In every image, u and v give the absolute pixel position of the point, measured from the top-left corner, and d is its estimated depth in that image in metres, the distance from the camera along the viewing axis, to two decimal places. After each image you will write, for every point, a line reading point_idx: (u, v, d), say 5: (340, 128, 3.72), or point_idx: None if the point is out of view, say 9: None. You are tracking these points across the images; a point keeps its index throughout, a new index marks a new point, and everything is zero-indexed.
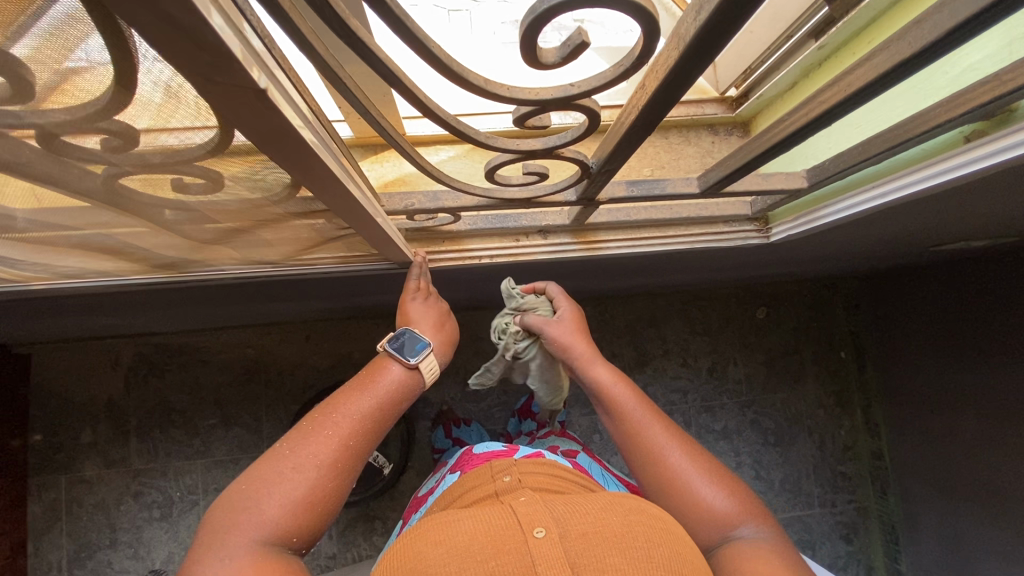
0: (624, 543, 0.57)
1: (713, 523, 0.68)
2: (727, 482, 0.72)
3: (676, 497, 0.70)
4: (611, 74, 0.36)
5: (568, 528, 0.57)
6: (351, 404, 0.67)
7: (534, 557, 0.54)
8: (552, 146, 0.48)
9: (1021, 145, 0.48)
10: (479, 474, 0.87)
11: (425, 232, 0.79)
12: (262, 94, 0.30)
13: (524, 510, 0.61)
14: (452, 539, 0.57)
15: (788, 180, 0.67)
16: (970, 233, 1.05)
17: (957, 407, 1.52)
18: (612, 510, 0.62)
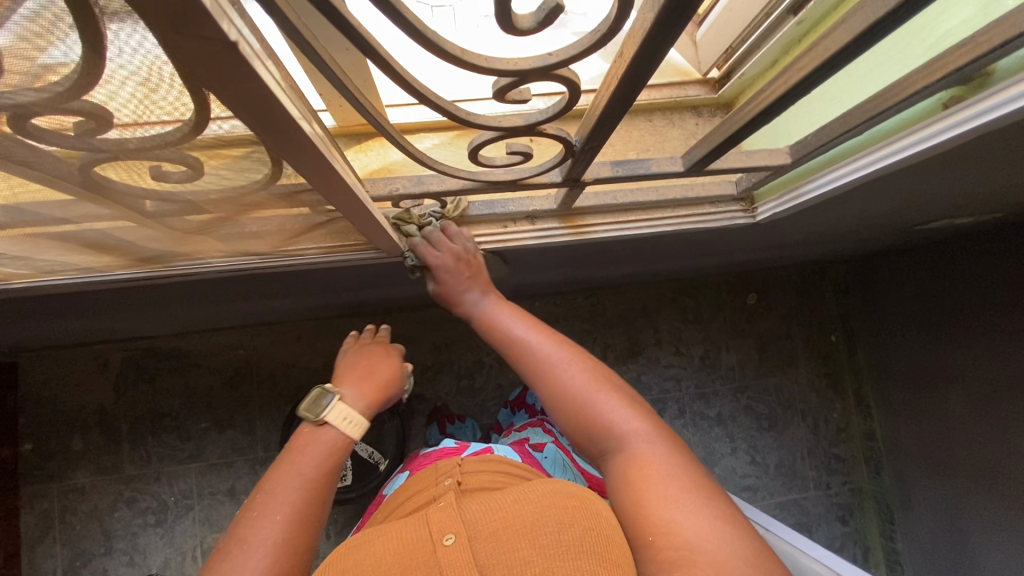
0: (534, 532, 0.55)
1: (607, 438, 0.67)
2: (623, 397, 0.70)
3: (575, 419, 0.70)
4: (588, 42, 0.36)
5: (477, 529, 0.56)
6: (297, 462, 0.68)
7: (441, 565, 0.52)
8: (534, 121, 0.48)
9: (999, 108, 0.48)
10: (423, 479, 0.85)
11: (412, 221, 0.79)
12: (234, 48, 0.29)
13: (433, 518, 0.59)
14: (359, 564, 0.55)
15: (772, 156, 0.67)
16: (953, 209, 1.06)
17: (947, 384, 1.53)
18: (524, 500, 0.59)
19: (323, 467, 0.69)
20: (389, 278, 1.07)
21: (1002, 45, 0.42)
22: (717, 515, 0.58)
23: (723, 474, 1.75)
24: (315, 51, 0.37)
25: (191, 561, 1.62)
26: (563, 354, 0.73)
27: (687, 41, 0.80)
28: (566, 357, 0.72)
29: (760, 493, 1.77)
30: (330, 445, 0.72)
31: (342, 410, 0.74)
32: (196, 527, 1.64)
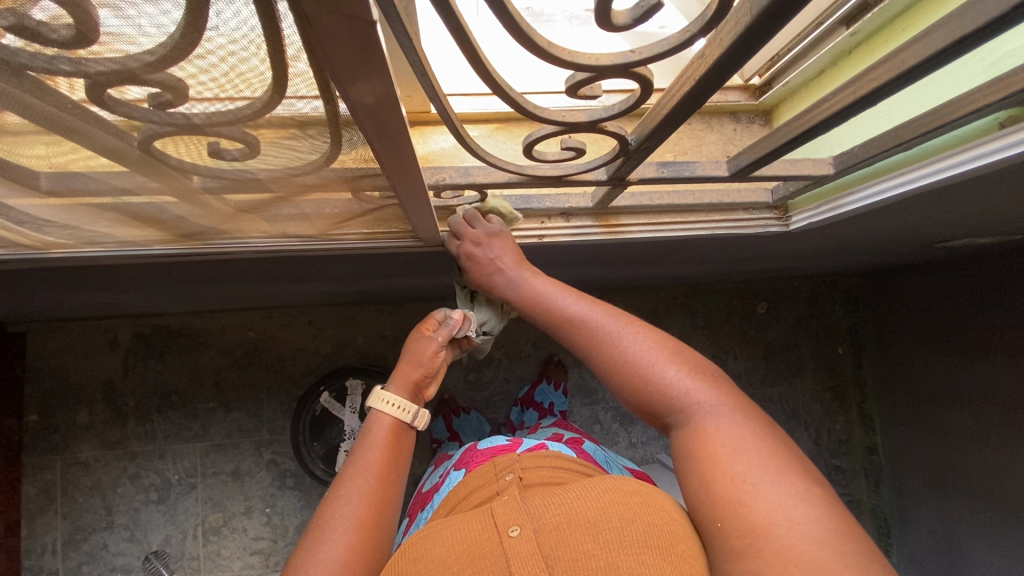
0: (597, 527, 0.62)
1: (673, 413, 0.66)
2: (685, 364, 0.68)
3: (641, 397, 0.68)
4: (673, 41, 0.36)
5: (541, 522, 0.63)
6: (355, 468, 0.80)
7: (509, 556, 0.60)
8: (597, 118, 0.48)
9: None
10: (483, 474, 0.91)
11: (447, 212, 0.80)
12: (372, 27, 0.30)
13: (501, 511, 0.67)
14: (432, 554, 0.64)
15: (815, 166, 0.67)
16: (975, 229, 1.07)
17: (954, 404, 1.54)
18: (586, 497, 0.66)
19: (376, 479, 0.79)
20: (413, 267, 1.07)
21: None
22: (793, 492, 0.56)
23: None
24: (403, 36, 0.37)
25: (192, 539, 1.63)
26: (618, 326, 0.71)
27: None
28: (623, 331, 0.70)
29: None
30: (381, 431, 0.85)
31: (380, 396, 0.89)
32: (199, 506, 1.64)
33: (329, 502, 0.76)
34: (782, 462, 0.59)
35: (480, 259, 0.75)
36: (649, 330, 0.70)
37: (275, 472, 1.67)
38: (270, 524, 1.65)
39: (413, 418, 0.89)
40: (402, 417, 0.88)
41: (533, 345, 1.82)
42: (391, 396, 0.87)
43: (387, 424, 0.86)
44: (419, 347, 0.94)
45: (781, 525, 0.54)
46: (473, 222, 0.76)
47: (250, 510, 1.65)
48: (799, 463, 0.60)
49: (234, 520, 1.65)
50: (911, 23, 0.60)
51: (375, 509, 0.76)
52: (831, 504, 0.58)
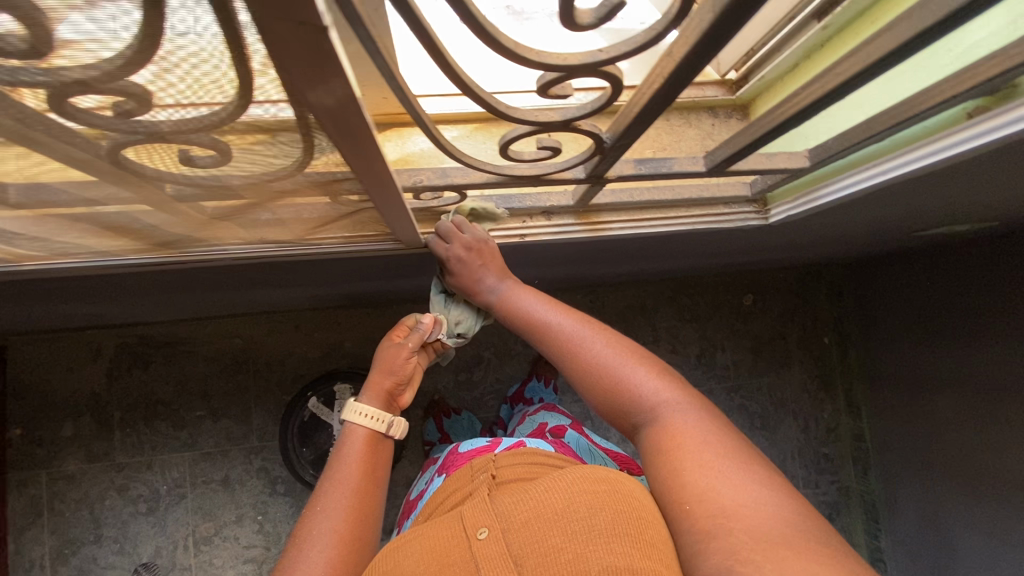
0: (565, 520, 0.63)
1: (641, 412, 0.73)
2: (653, 369, 0.76)
3: (612, 399, 0.75)
4: (640, 40, 0.36)
5: (508, 521, 0.64)
6: (331, 482, 0.84)
7: (477, 559, 0.61)
8: (570, 117, 0.48)
9: None
10: (461, 477, 0.93)
11: (429, 213, 0.79)
12: (324, 30, 0.31)
13: (470, 513, 0.68)
14: (403, 562, 0.65)
15: (791, 160, 0.68)
16: (953, 217, 1.08)
17: (937, 389, 1.57)
18: (555, 489, 0.66)
19: (353, 493, 0.83)
20: (397, 269, 1.07)
21: None
22: (752, 479, 0.62)
23: None
24: (367, 38, 0.36)
25: (183, 549, 1.61)
26: (592, 336, 0.78)
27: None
28: (597, 341, 0.78)
29: None
30: (356, 444, 0.90)
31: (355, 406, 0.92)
32: (189, 516, 1.62)
33: (307, 519, 0.80)
34: (738, 453, 0.65)
35: (465, 271, 0.79)
36: (622, 341, 0.78)
37: (266, 478, 1.66)
38: (261, 531, 1.64)
39: (388, 427, 0.93)
40: (378, 428, 0.92)
41: (522, 344, 1.82)
42: (364, 408, 0.91)
43: (361, 436, 0.91)
44: (391, 356, 0.96)
45: (739, 506, 0.59)
46: (465, 228, 0.77)
47: (242, 518, 1.64)
48: (755, 456, 0.65)
49: (225, 528, 1.63)
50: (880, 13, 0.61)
51: (353, 522, 0.80)
52: (789, 491, 0.62)
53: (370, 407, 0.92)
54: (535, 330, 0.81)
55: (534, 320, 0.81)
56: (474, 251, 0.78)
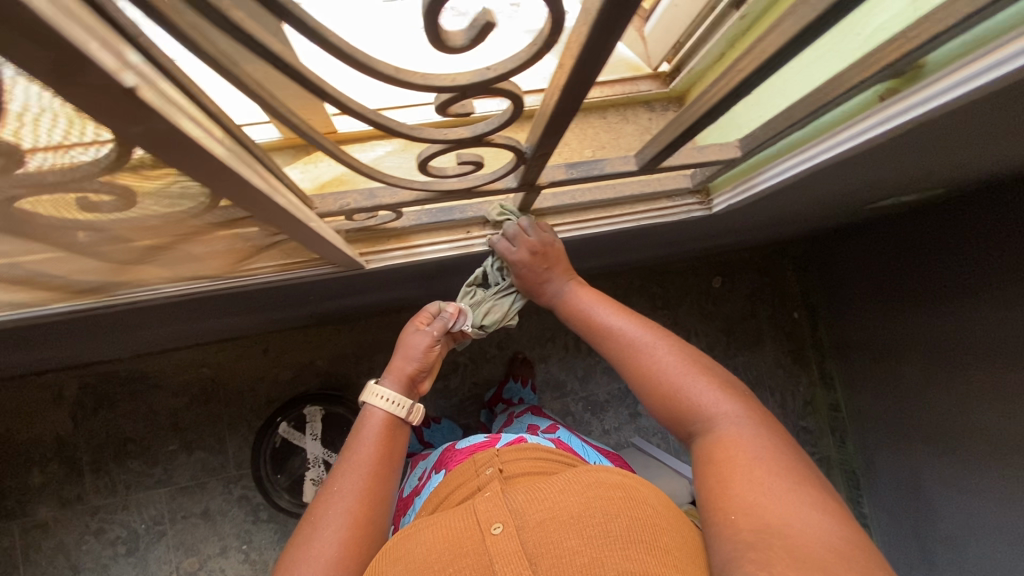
0: (581, 524, 0.65)
1: (693, 418, 0.69)
2: (715, 378, 0.71)
3: (665, 402, 0.71)
4: (524, 55, 0.35)
5: (524, 520, 0.66)
6: (349, 461, 0.81)
7: (491, 554, 0.63)
8: (480, 133, 0.47)
9: (932, 100, 0.49)
10: (463, 471, 0.94)
11: (368, 232, 0.74)
12: (136, 93, 0.29)
13: (483, 508, 0.70)
14: (414, 553, 0.67)
15: (723, 151, 0.68)
16: (898, 188, 1.10)
17: (905, 354, 1.60)
18: (570, 493, 0.69)
19: (371, 475, 0.80)
20: (353, 287, 1.05)
21: (928, 42, 0.44)
22: (808, 503, 0.57)
23: None
24: None
25: None
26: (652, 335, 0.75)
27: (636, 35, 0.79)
28: (657, 341, 0.74)
29: None
30: (376, 424, 0.86)
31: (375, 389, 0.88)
32: (171, 553, 1.59)
33: (326, 494, 0.78)
34: (799, 475, 0.60)
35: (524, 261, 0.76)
36: (686, 343, 0.74)
37: (248, 507, 1.62)
38: (248, 561, 1.61)
39: (407, 414, 0.88)
40: (398, 413, 0.87)
41: (497, 346, 1.81)
42: (384, 392, 0.86)
43: (382, 417, 0.86)
44: (413, 339, 0.92)
45: (791, 526, 0.55)
46: (528, 228, 0.74)
47: (226, 549, 1.61)
48: (822, 485, 0.60)
49: (210, 562, 1.60)
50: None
51: (369, 506, 0.77)
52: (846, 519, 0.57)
53: (390, 392, 0.87)
54: (593, 330, 0.79)
55: (589, 320, 0.79)
56: (536, 252, 0.75)
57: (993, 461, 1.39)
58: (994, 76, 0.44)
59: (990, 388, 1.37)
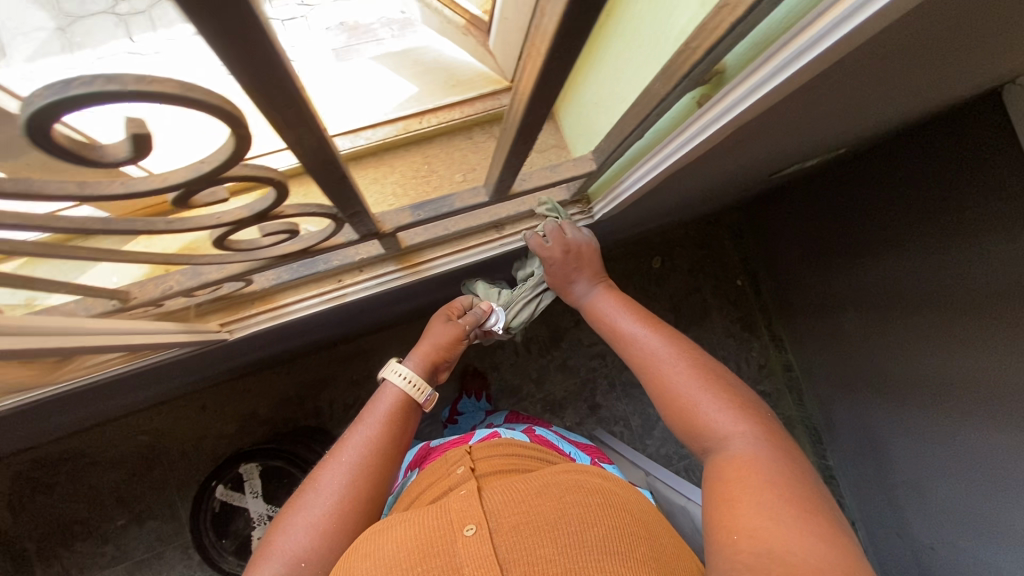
0: (558, 531, 0.62)
1: (707, 437, 0.65)
2: (735, 400, 0.66)
3: (681, 417, 0.68)
4: (226, 148, 0.32)
5: (498, 524, 0.64)
6: (356, 436, 0.83)
7: (461, 556, 0.60)
8: (259, 210, 0.42)
9: (735, 107, 0.47)
10: (434, 470, 0.90)
11: (225, 300, 0.70)
12: None
13: (456, 509, 0.67)
14: (381, 553, 0.64)
15: (579, 165, 0.66)
16: (795, 156, 1.09)
17: (842, 309, 1.60)
18: (548, 499, 0.67)
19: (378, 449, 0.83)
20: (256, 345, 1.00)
21: (709, 52, 0.40)
22: (817, 535, 0.50)
23: (661, 436, 1.83)
24: None
25: None
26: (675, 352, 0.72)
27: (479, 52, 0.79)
28: (680, 360, 0.71)
29: None
30: (389, 402, 0.88)
31: (394, 366, 0.91)
32: None
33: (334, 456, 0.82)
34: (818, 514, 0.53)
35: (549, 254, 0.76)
36: (714, 365, 0.71)
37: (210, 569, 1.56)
38: None
39: (423, 400, 0.91)
40: (415, 396, 0.90)
41: None
42: (404, 369, 0.90)
43: (396, 394, 0.89)
44: (441, 328, 0.99)
45: (796, 554, 0.49)
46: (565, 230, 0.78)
47: None
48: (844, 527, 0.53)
49: None
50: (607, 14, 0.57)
51: (371, 480, 0.80)
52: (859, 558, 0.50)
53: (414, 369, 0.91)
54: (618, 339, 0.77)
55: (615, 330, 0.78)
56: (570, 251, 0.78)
57: (928, 406, 1.39)
58: (784, 79, 0.41)
59: (915, 335, 1.37)
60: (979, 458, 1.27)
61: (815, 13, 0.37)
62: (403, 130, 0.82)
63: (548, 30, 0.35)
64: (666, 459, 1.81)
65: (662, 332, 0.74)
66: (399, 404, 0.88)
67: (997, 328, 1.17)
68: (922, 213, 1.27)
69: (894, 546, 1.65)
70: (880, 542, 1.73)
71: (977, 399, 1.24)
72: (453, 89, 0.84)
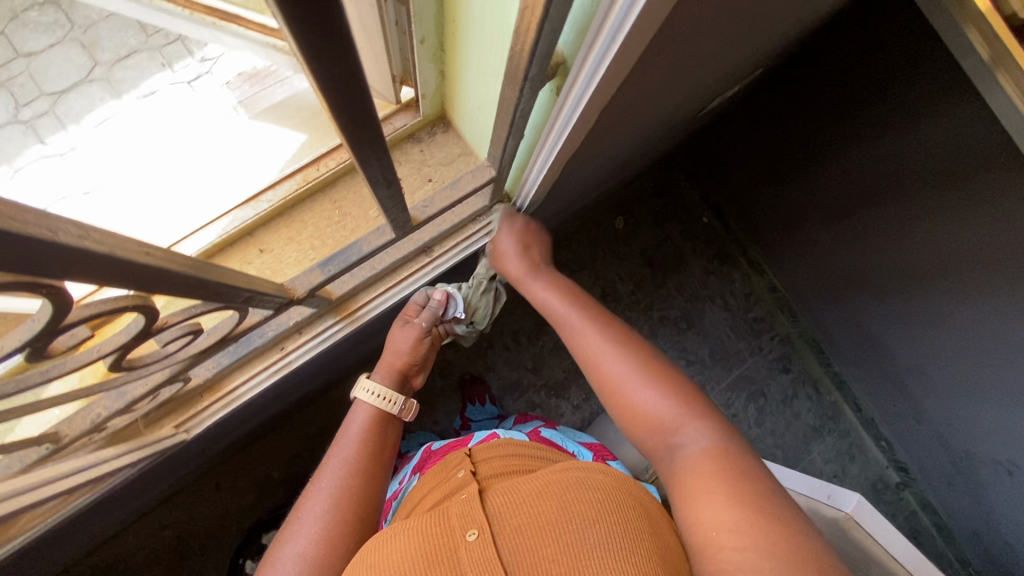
0: (559, 526, 0.58)
1: (662, 434, 0.71)
2: (673, 391, 0.73)
3: (631, 410, 0.74)
4: (47, 306, 0.31)
5: (501, 525, 0.59)
6: (334, 457, 0.82)
7: (464, 563, 0.56)
8: (136, 331, 0.41)
9: (584, 93, 0.46)
10: (437, 475, 0.86)
11: (173, 401, 0.70)
12: None
13: (459, 511, 0.63)
14: (386, 560, 0.60)
15: (476, 175, 0.66)
16: (712, 92, 1.07)
17: (807, 221, 1.59)
18: (548, 493, 0.63)
19: (357, 471, 0.81)
20: (236, 425, 0.99)
21: (534, 52, 0.38)
22: (762, 520, 0.57)
23: None
24: None
25: None
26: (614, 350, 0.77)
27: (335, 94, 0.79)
28: (620, 356, 0.77)
29: (709, 386, 1.87)
30: (363, 419, 0.86)
31: (364, 383, 0.89)
32: None
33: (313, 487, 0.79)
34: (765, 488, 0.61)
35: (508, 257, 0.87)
36: (650, 359, 0.77)
37: None
38: None
39: (398, 411, 0.89)
40: (388, 409, 0.88)
41: (441, 376, 1.76)
42: (373, 386, 0.87)
43: (367, 411, 0.87)
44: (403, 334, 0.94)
45: (762, 549, 0.55)
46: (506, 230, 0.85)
47: None
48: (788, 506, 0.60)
49: None
50: (453, 25, 0.56)
51: (357, 503, 0.77)
52: (800, 536, 0.57)
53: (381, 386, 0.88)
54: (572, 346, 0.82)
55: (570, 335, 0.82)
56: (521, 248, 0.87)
57: (911, 295, 1.39)
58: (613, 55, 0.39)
59: (878, 230, 1.36)
60: (970, 331, 1.28)
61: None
62: (303, 181, 0.85)
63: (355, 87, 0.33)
64: None
65: (602, 328, 0.81)
66: (373, 419, 0.87)
67: (948, 209, 1.16)
68: (854, 111, 1.26)
69: (920, 430, 1.67)
70: (905, 430, 1.75)
71: (951, 277, 1.24)
72: None
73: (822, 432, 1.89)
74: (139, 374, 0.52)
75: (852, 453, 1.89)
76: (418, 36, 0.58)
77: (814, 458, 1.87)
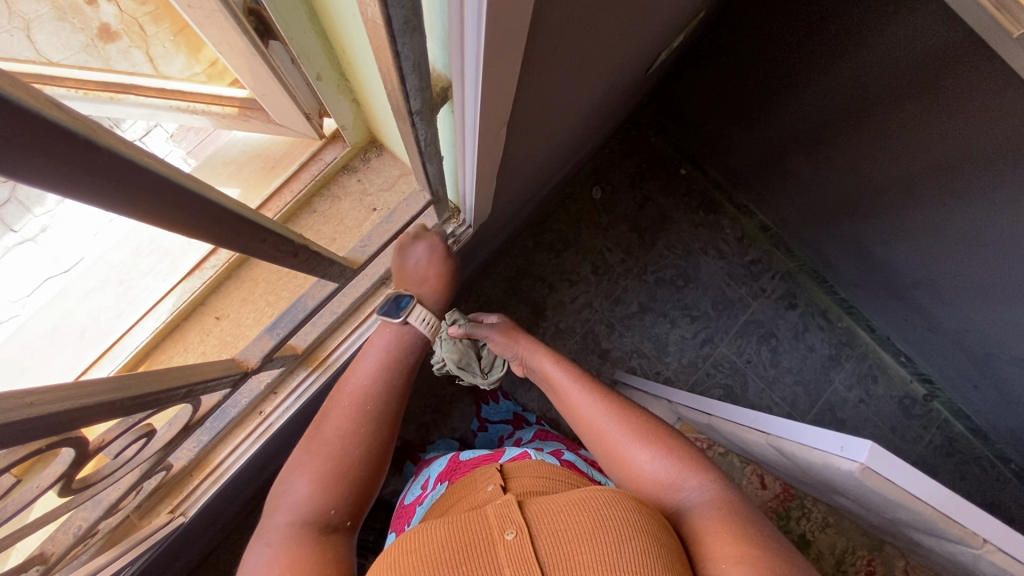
0: (596, 534, 0.57)
1: (662, 491, 0.75)
2: (676, 452, 0.78)
3: (631, 470, 0.79)
4: None
5: (538, 527, 0.58)
6: (366, 372, 0.73)
7: (503, 563, 0.55)
8: (71, 457, 0.40)
9: (475, 115, 0.43)
10: (467, 484, 0.86)
11: (163, 486, 0.70)
12: None
13: (494, 512, 0.62)
14: (425, 548, 0.57)
15: (411, 206, 0.73)
16: (655, 46, 1.02)
17: (785, 154, 1.53)
18: (586, 504, 0.61)
19: (393, 399, 0.74)
20: (244, 484, 0.99)
21: (405, 89, 0.34)
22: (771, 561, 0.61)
23: (677, 348, 1.82)
24: None
25: None
26: (620, 415, 0.83)
27: (259, 144, 0.76)
28: (625, 420, 0.83)
29: (717, 338, 1.84)
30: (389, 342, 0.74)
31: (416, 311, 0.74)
32: None
33: (346, 397, 0.72)
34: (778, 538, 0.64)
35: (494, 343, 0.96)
36: (656, 425, 0.83)
37: None
38: None
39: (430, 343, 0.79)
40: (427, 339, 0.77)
41: (450, 382, 1.75)
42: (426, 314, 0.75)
43: (411, 338, 0.76)
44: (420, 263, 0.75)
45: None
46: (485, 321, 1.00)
47: None
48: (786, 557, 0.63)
49: None
50: (344, 54, 0.53)
51: (390, 428, 0.73)
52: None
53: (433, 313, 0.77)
54: (573, 413, 0.87)
55: (574, 410, 0.87)
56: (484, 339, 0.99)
57: (903, 207, 1.34)
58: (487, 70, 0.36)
59: (858, 148, 1.31)
60: (966, 234, 1.24)
61: (462, 23, 0.33)
62: None
63: (175, 172, 0.30)
64: (692, 365, 1.82)
65: (606, 396, 0.87)
66: (396, 348, 0.74)
67: (923, 116, 1.10)
68: (808, 34, 1.20)
69: (938, 340, 1.64)
70: (921, 342, 1.72)
71: (939, 184, 1.19)
72: (274, 171, 0.76)
73: (839, 359, 1.86)
74: (102, 486, 0.50)
75: (874, 374, 1.86)
76: (312, 74, 0.55)
77: (836, 387, 1.84)
